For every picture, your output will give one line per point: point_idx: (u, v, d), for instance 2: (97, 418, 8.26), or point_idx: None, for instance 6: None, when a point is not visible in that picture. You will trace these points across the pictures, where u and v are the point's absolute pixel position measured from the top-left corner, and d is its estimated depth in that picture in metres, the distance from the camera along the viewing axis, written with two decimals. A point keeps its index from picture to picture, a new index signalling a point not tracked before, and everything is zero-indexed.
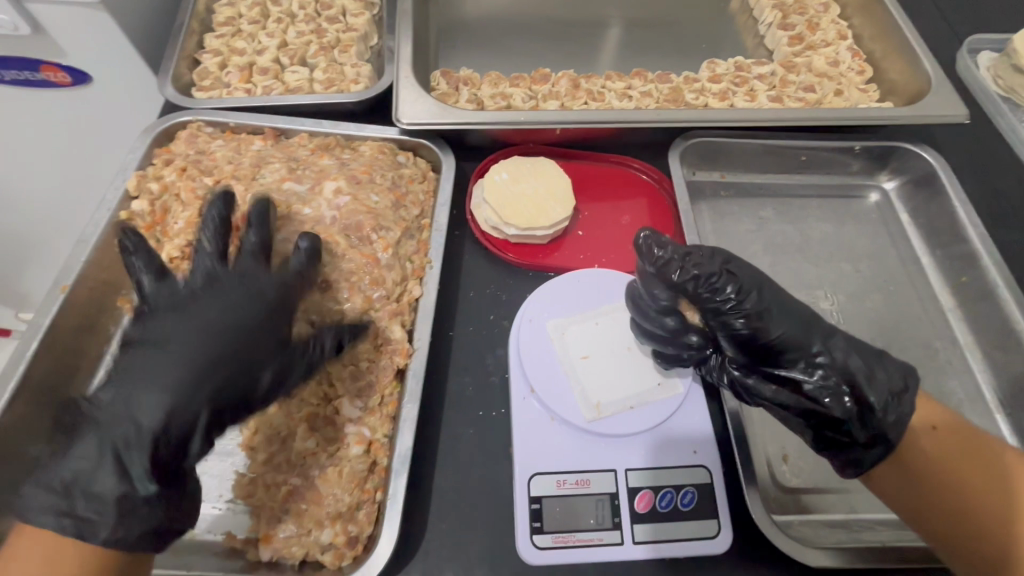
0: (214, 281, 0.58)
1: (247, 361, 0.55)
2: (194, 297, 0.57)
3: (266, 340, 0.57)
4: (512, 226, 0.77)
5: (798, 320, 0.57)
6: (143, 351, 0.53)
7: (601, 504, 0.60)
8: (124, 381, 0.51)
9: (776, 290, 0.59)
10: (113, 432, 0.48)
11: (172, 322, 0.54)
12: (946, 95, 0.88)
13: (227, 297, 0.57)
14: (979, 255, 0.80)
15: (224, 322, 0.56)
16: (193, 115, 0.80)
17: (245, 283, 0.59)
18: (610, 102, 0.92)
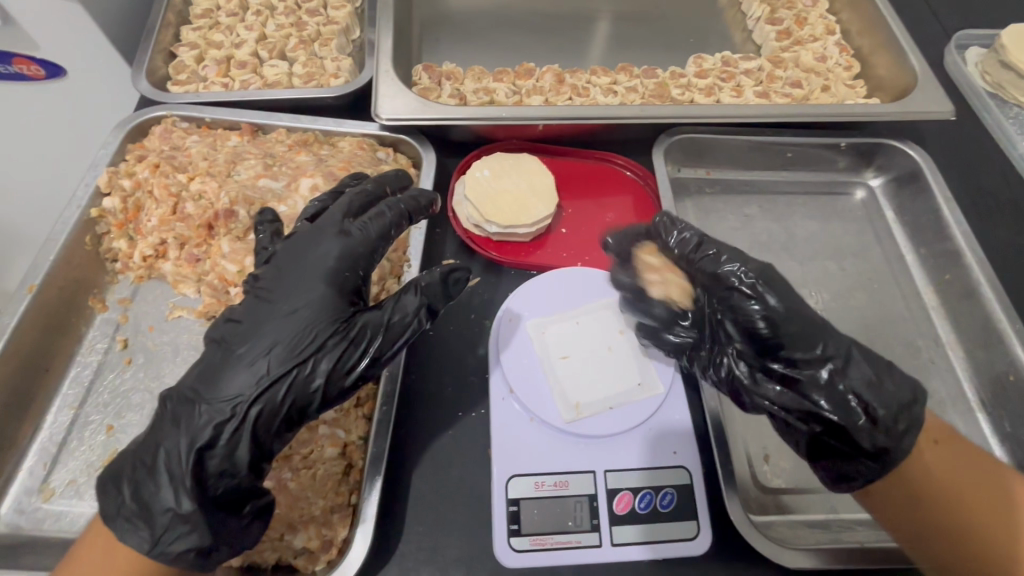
0: (289, 255, 0.57)
1: (309, 344, 0.52)
2: (270, 277, 0.56)
3: (328, 320, 0.54)
4: (494, 224, 0.76)
5: (811, 322, 0.55)
6: (222, 346, 0.53)
7: (579, 506, 0.60)
8: (202, 370, 0.52)
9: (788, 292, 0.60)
10: (182, 428, 0.49)
11: (252, 306, 0.55)
12: (932, 91, 0.87)
13: (302, 273, 0.56)
14: (962, 253, 0.79)
15: (292, 305, 0.54)
16: (167, 110, 0.78)
17: (313, 257, 0.57)
18: (595, 98, 0.91)
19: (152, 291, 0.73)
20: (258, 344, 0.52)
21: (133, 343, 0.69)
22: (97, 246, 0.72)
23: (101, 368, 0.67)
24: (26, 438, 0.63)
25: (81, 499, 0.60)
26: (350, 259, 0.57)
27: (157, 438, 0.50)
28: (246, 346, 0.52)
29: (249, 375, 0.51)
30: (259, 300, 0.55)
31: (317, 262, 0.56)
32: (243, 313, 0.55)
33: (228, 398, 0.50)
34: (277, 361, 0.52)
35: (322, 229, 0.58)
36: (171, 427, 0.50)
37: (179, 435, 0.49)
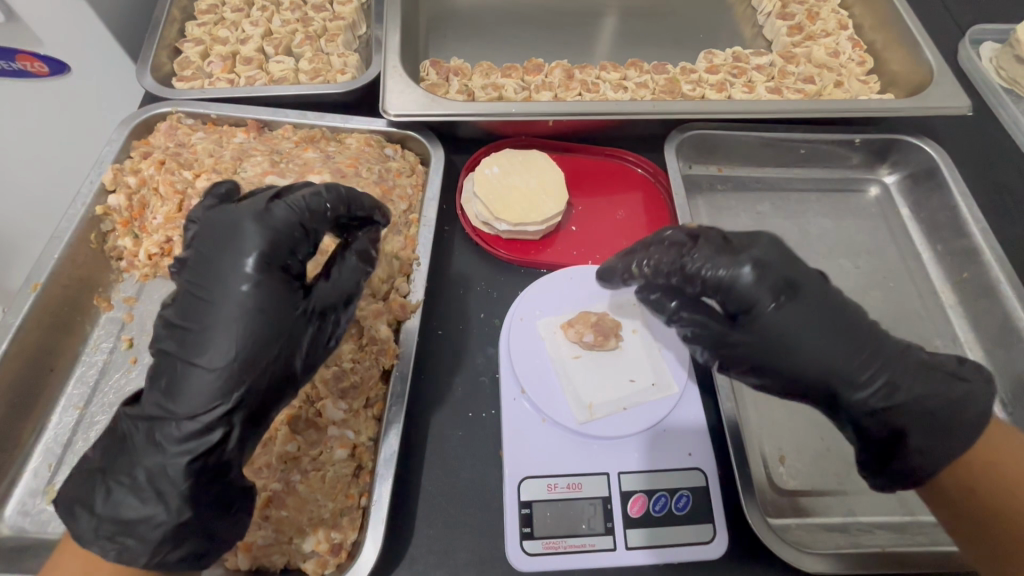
0: (208, 248, 0.50)
1: (267, 335, 0.48)
2: (195, 278, 0.50)
3: (281, 309, 0.49)
4: (504, 222, 0.75)
5: (840, 355, 0.54)
6: (173, 355, 0.48)
7: (593, 508, 0.58)
8: (153, 386, 0.48)
9: (811, 332, 0.54)
10: (155, 447, 0.46)
11: (188, 307, 0.49)
12: (949, 86, 0.85)
13: (233, 265, 0.49)
14: (981, 250, 0.78)
15: (232, 301, 0.48)
16: (173, 106, 0.77)
17: (236, 246, 0.49)
18: (605, 93, 0.90)
19: (157, 289, 0.72)
20: (213, 347, 0.47)
21: (139, 343, 0.68)
22: (102, 244, 0.71)
23: (106, 368, 0.66)
24: (30, 439, 0.62)
25: None
26: (279, 240, 0.50)
27: (128, 461, 0.47)
28: (191, 353, 0.48)
29: (206, 382, 0.47)
30: (198, 298, 0.49)
31: (242, 252, 0.49)
32: (179, 317, 0.49)
33: (196, 410, 0.46)
34: (233, 361, 0.47)
35: (241, 210, 0.50)
36: (143, 447, 0.47)
37: (152, 455, 0.46)
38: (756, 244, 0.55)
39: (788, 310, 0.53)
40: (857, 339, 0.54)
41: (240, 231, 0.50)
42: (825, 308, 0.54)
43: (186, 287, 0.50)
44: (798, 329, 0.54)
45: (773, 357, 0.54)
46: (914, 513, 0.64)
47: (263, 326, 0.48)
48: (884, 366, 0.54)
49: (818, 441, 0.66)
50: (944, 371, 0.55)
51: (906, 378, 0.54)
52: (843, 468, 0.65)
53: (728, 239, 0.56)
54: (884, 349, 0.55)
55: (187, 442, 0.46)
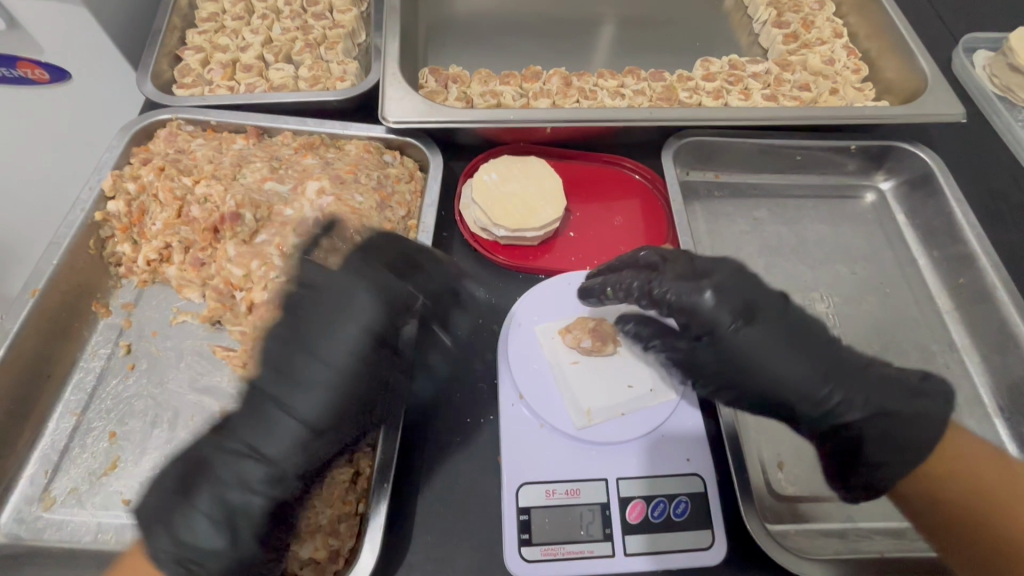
0: (319, 312, 0.56)
1: (356, 410, 0.54)
2: (303, 327, 0.55)
3: (369, 392, 0.55)
4: (502, 227, 0.75)
5: (797, 373, 0.57)
6: (267, 395, 0.53)
7: (591, 515, 0.58)
8: (244, 419, 0.52)
9: (771, 352, 0.57)
10: (240, 471, 0.50)
11: (291, 355, 0.54)
12: (942, 94, 0.86)
13: (340, 328, 0.55)
14: (976, 256, 0.78)
15: (337, 372, 0.53)
16: (173, 113, 0.78)
17: (348, 311, 0.56)
18: (603, 100, 0.90)
19: (156, 295, 0.72)
20: (309, 400, 0.52)
21: (137, 349, 0.68)
22: (101, 250, 0.71)
23: (104, 374, 0.66)
24: (26, 446, 0.61)
25: (83, 508, 0.59)
26: (382, 313, 0.57)
27: (206, 480, 0.50)
28: (288, 397, 0.52)
29: (298, 431, 0.51)
30: (297, 346, 0.54)
31: (355, 319, 0.56)
32: (279, 364, 0.54)
33: (287, 456, 0.51)
34: (325, 427, 0.53)
35: (356, 278, 0.57)
36: (225, 480, 0.50)
37: (234, 479, 0.50)
38: (717, 267, 0.60)
39: (748, 330, 0.57)
40: (816, 359, 0.58)
41: (352, 296, 0.56)
42: (787, 330, 0.58)
43: (291, 333, 0.55)
44: (758, 347, 0.57)
45: (735, 373, 0.58)
46: None
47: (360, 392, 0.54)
48: (843, 384, 0.57)
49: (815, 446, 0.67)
50: (908, 388, 0.57)
51: (865, 394, 0.57)
52: None
53: (693, 262, 0.61)
54: (844, 366, 0.58)
55: (276, 484, 0.50)
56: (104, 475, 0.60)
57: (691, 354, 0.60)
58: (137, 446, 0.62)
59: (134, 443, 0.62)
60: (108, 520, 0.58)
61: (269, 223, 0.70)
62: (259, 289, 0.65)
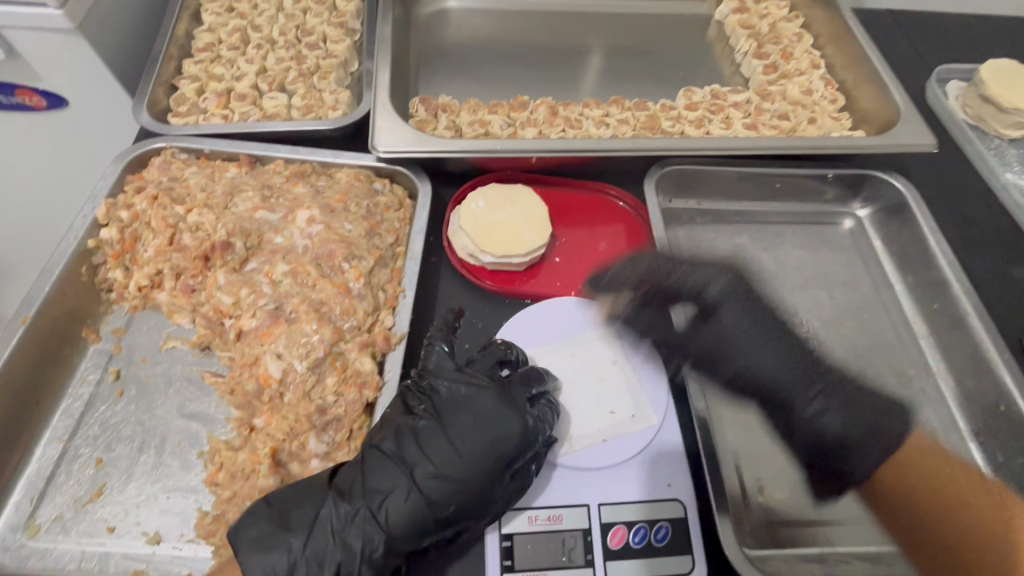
0: (475, 412, 0.59)
1: (475, 509, 0.56)
2: (446, 415, 0.60)
3: (489, 498, 0.57)
4: (489, 254, 0.77)
5: (778, 367, 0.72)
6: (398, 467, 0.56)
7: (574, 541, 0.59)
8: (377, 490, 0.55)
9: (756, 340, 0.74)
10: (370, 531, 0.54)
11: (426, 438, 0.58)
12: (915, 125, 0.90)
13: (483, 429, 0.58)
14: (949, 282, 0.80)
15: (467, 473, 0.56)
16: (167, 141, 0.79)
17: (497, 421, 0.59)
18: (588, 130, 0.93)
19: (147, 320, 0.72)
20: (439, 490, 0.55)
21: (126, 374, 0.68)
22: (93, 277, 0.72)
23: (92, 400, 0.67)
24: (13, 473, 0.62)
25: (68, 535, 0.59)
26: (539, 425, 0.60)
27: (318, 536, 0.54)
28: (419, 477, 0.56)
29: (415, 511, 0.54)
30: (434, 433, 0.58)
31: (494, 417, 0.59)
32: (417, 444, 0.58)
33: (399, 531, 0.54)
34: (446, 520, 0.56)
35: (515, 385, 0.62)
36: (338, 536, 0.54)
37: (360, 542, 0.53)
38: (717, 278, 0.79)
39: (735, 317, 0.76)
40: (795, 359, 0.73)
41: (524, 397, 0.61)
42: (725, 339, 0.74)
43: (431, 418, 0.60)
44: (732, 343, 0.73)
45: (723, 358, 0.73)
46: (887, 542, 0.65)
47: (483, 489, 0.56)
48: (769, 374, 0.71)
49: (792, 471, 0.69)
50: (880, 399, 0.70)
51: (834, 392, 0.70)
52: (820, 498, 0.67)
53: (689, 271, 0.79)
54: (800, 374, 0.72)
55: (373, 547, 0.53)
56: (90, 502, 0.61)
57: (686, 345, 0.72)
58: (124, 472, 0.62)
59: (121, 469, 0.62)
60: (92, 548, 0.58)
61: (259, 251, 0.72)
62: (248, 317, 0.67)
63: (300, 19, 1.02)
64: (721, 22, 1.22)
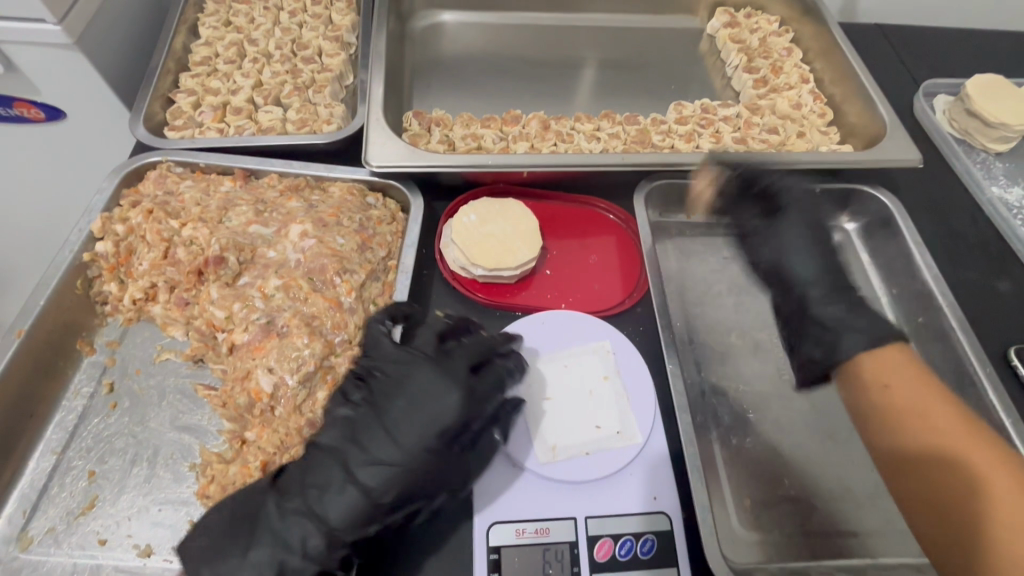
0: (413, 390, 0.60)
1: (416, 491, 0.57)
2: (380, 402, 0.60)
3: (439, 476, 0.58)
4: (480, 267, 0.78)
5: (813, 263, 0.76)
6: (332, 460, 0.57)
7: (560, 553, 0.60)
8: (315, 487, 0.56)
9: (797, 238, 0.77)
10: (314, 530, 0.54)
11: (363, 427, 0.59)
12: (901, 139, 0.91)
13: (418, 411, 0.58)
14: (934, 296, 0.82)
15: (402, 455, 0.57)
16: (162, 155, 0.80)
17: (429, 400, 0.59)
18: (579, 144, 0.95)
19: (140, 333, 0.73)
20: (375, 477, 0.56)
21: (119, 387, 0.69)
22: (88, 289, 0.73)
23: (85, 412, 0.67)
24: (7, 485, 0.62)
25: (60, 547, 0.59)
26: (471, 404, 0.60)
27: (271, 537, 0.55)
28: (354, 468, 0.56)
29: (352, 502, 0.55)
30: (368, 423, 0.59)
31: (428, 398, 0.59)
32: (353, 434, 0.59)
33: (337, 523, 0.54)
34: (392, 503, 0.56)
35: (447, 364, 0.62)
36: (283, 535, 0.55)
37: (299, 539, 0.54)
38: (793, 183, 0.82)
39: (798, 211, 0.79)
40: (831, 265, 0.76)
41: (458, 373, 0.61)
42: (803, 228, 0.78)
43: (365, 407, 0.60)
44: (792, 249, 0.77)
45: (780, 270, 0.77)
46: (872, 555, 0.66)
47: (422, 472, 0.57)
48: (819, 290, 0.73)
49: (779, 483, 0.70)
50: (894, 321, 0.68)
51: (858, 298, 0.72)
52: (805, 510, 0.68)
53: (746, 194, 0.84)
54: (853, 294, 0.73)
55: (318, 540, 0.54)
56: (82, 514, 0.61)
57: (758, 250, 0.80)
58: (116, 485, 0.63)
59: (113, 482, 0.63)
60: (84, 561, 0.59)
61: (252, 265, 0.73)
62: (240, 331, 0.68)
63: (296, 33, 1.04)
64: (712, 35, 1.24)
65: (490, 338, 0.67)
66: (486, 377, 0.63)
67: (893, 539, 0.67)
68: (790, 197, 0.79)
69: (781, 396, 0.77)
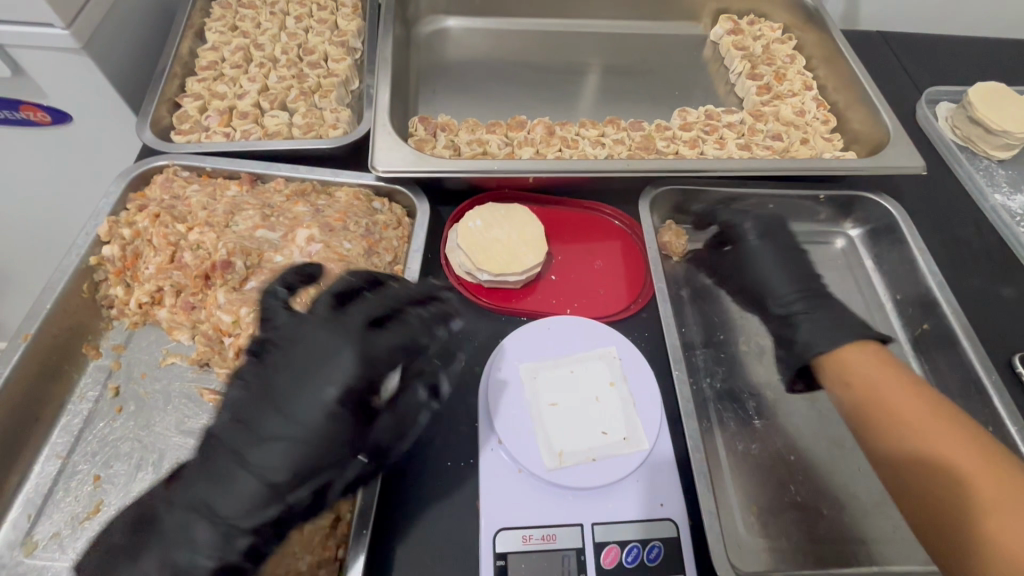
0: (305, 351, 0.53)
1: (319, 465, 0.50)
2: (270, 375, 0.53)
3: (346, 442, 0.51)
4: (485, 272, 0.78)
5: (777, 278, 0.77)
6: (223, 448, 0.50)
7: (567, 560, 0.60)
8: (206, 475, 0.50)
9: (765, 255, 0.79)
10: (209, 523, 0.48)
11: (252, 406, 0.52)
12: (904, 147, 0.91)
13: (312, 376, 0.52)
14: (939, 303, 0.82)
15: (295, 428, 0.50)
16: (169, 159, 0.81)
17: (325, 360, 0.52)
18: (584, 149, 0.95)
19: (146, 337, 0.73)
20: (270, 457, 0.49)
21: (124, 391, 0.69)
22: (94, 293, 0.73)
23: (91, 417, 0.67)
24: (12, 490, 0.62)
25: (65, 553, 0.59)
26: (372, 361, 0.53)
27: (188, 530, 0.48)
28: (245, 454, 0.49)
29: (247, 489, 0.48)
30: (258, 399, 0.52)
31: (323, 361, 0.52)
32: (243, 412, 0.52)
33: (235, 512, 0.48)
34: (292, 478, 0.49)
35: (342, 321, 0.55)
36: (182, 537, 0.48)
37: (195, 541, 0.47)
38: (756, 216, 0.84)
39: (764, 239, 0.81)
40: (801, 276, 0.77)
41: (354, 330, 0.54)
42: (775, 251, 0.80)
43: (255, 383, 0.53)
44: (752, 267, 0.80)
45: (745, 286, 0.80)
46: (879, 562, 0.66)
47: (326, 443, 0.50)
48: (788, 305, 0.75)
49: (785, 490, 0.70)
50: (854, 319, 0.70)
51: (817, 305, 0.73)
52: (811, 517, 0.68)
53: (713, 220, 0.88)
54: (824, 299, 0.74)
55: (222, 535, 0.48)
56: (87, 519, 0.61)
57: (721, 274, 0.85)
58: (122, 490, 0.63)
59: (119, 487, 0.63)
60: None
61: (259, 270, 0.72)
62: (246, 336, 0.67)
63: (302, 38, 1.04)
64: (716, 42, 1.24)
65: (401, 290, 0.60)
66: (389, 330, 0.55)
67: (901, 547, 0.67)
68: (753, 230, 0.82)
69: (787, 402, 0.77)
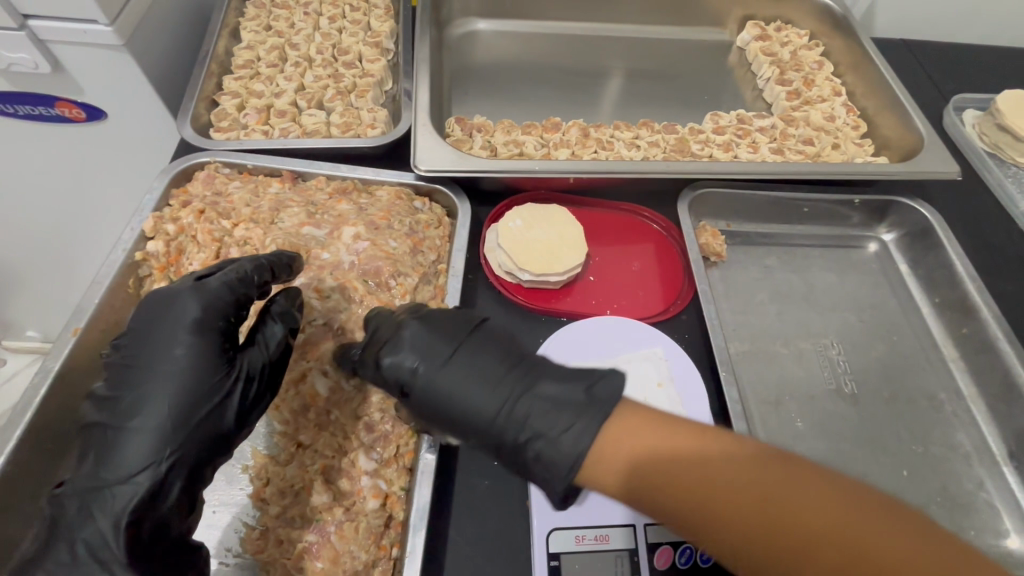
0: (150, 315, 0.57)
1: (191, 403, 0.54)
2: (128, 353, 0.56)
3: (215, 380, 0.56)
4: (527, 272, 0.78)
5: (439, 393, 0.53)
6: (104, 427, 0.54)
7: (620, 561, 0.59)
8: (91, 455, 0.53)
9: (459, 369, 0.53)
10: (110, 492, 0.51)
11: (120, 381, 0.55)
12: (939, 152, 0.92)
13: (162, 337, 0.56)
14: (978, 307, 0.82)
15: (159, 381, 0.54)
16: (211, 156, 0.81)
17: (172, 317, 0.57)
18: (619, 152, 0.95)
19: None
20: (145, 412, 0.53)
21: None
22: (139, 289, 0.73)
23: None
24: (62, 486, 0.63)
25: None
26: (212, 307, 0.58)
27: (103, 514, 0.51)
28: (119, 423, 0.53)
29: (138, 444, 0.52)
30: (123, 374, 0.55)
31: (170, 325, 0.56)
32: (111, 388, 0.55)
33: (126, 468, 0.52)
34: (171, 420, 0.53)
35: (179, 287, 0.58)
36: (93, 511, 0.51)
37: (104, 512, 0.51)
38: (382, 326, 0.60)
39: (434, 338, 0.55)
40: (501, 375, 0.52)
41: (186, 291, 0.57)
42: (456, 353, 0.54)
43: (116, 368, 0.56)
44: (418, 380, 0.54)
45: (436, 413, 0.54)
46: None
47: (198, 384, 0.55)
48: (526, 428, 0.49)
49: None
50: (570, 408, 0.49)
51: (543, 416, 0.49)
52: None
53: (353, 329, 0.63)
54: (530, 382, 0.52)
55: (131, 490, 0.51)
56: None
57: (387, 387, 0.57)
58: None
59: None
60: None
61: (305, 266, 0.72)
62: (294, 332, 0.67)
63: (336, 39, 1.05)
64: (742, 48, 1.25)
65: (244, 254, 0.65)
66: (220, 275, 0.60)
67: None
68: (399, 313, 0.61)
69: (829, 405, 0.77)
